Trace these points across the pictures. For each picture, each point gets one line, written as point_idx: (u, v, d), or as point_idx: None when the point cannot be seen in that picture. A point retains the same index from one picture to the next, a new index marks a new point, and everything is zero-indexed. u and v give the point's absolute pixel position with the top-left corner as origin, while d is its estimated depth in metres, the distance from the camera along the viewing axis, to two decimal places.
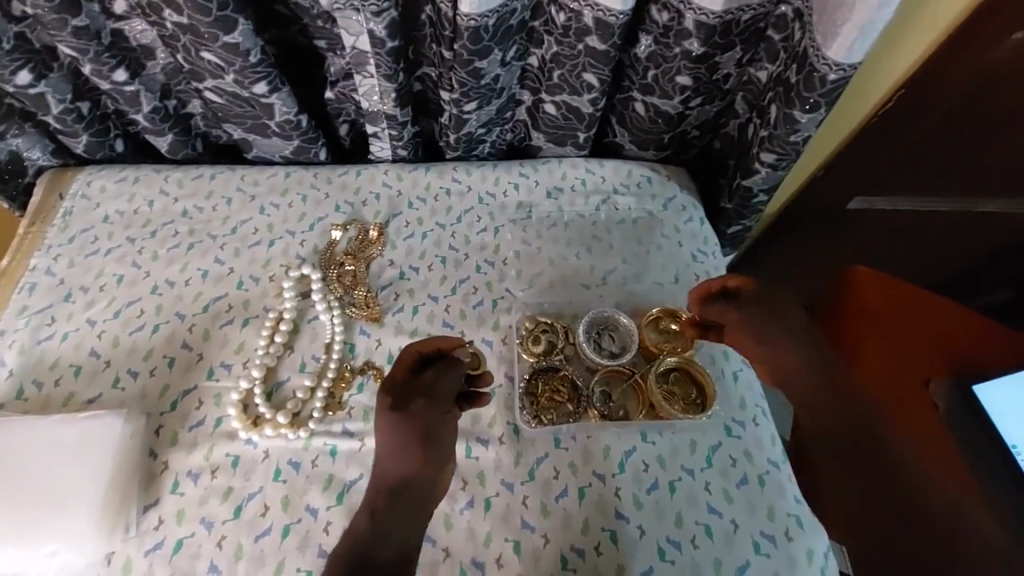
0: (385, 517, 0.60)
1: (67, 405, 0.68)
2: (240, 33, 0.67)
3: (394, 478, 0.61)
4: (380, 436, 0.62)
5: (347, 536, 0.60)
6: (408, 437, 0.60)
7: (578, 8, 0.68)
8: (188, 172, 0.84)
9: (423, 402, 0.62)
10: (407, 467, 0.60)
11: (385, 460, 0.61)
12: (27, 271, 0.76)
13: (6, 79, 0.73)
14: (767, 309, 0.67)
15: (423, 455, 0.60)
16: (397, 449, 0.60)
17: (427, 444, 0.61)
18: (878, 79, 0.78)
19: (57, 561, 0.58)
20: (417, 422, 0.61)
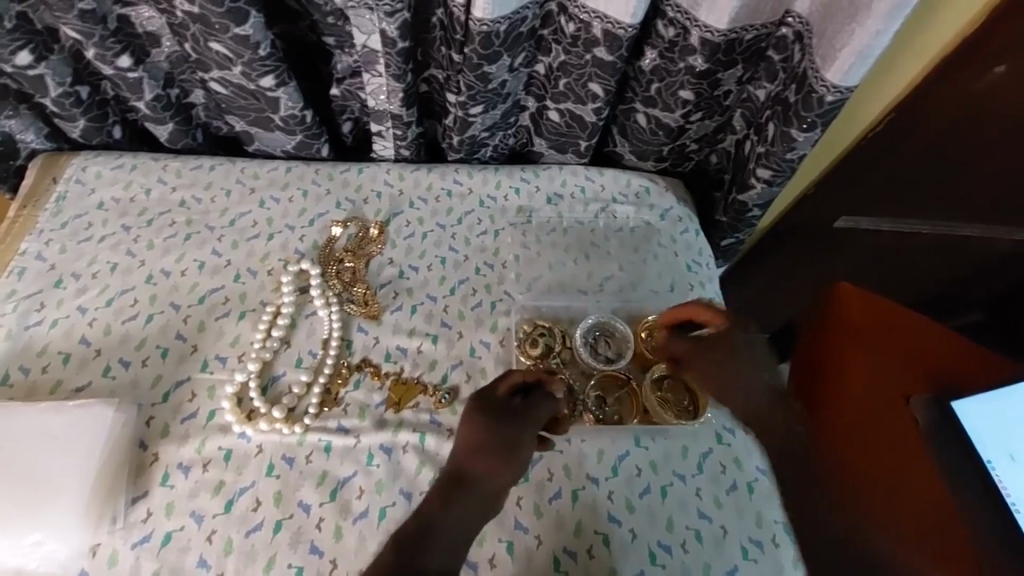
0: (450, 514, 0.55)
1: (54, 393, 0.66)
2: (252, 25, 0.67)
3: (469, 477, 0.57)
4: (466, 436, 0.59)
5: (413, 523, 0.55)
6: (496, 446, 0.58)
7: (587, 18, 0.70)
8: (187, 162, 0.83)
9: (519, 415, 0.60)
10: (486, 472, 0.57)
11: (466, 460, 0.58)
12: (17, 254, 0.75)
13: (4, 58, 0.71)
14: (719, 350, 0.65)
15: (505, 464, 0.58)
16: (485, 451, 0.58)
17: (509, 456, 0.58)
18: (867, 105, 0.82)
19: (38, 553, 0.56)
20: (507, 433, 0.59)
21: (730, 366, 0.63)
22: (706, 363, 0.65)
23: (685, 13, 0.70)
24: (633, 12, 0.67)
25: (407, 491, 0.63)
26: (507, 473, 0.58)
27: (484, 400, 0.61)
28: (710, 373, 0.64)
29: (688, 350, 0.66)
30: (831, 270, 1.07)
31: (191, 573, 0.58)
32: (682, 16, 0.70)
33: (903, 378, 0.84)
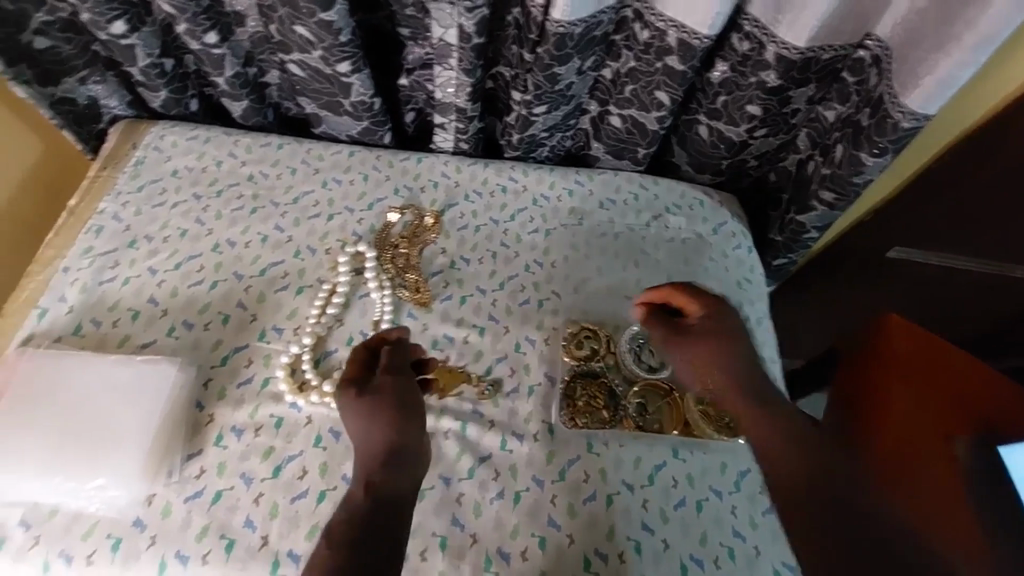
0: (383, 486, 0.54)
1: (122, 347, 0.69)
2: (336, 12, 0.69)
3: (380, 446, 0.56)
4: (355, 416, 0.58)
5: (347, 515, 0.52)
6: (384, 409, 0.58)
7: (663, 27, 0.70)
8: (257, 139, 0.86)
9: (396, 370, 0.62)
10: (388, 435, 0.57)
11: (367, 433, 0.57)
12: (95, 213, 0.79)
13: (101, 26, 0.75)
14: (685, 339, 0.64)
15: (406, 422, 0.58)
16: (382, 415, 0.57)
17: (411, 405, 0.59)
18: (934, 139, 0.80)
19: (100, 497, 0.59)
20: (398, 390, 0.60)
21: (705, 347, 0.63)
22: (700, 349, 0.63)
23: (762, 29, 0.69)
24: (711, 24, 0.67)
25: (446, 475, 0.66)
26: (418, 423, 0.59)
27: (359, 376, 0.61)
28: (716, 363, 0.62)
29: (682, 343, 0.65)
30: (880, 299, 1.05)
31: (238, 532, 0.60)
32: (758, 31, 0.70)
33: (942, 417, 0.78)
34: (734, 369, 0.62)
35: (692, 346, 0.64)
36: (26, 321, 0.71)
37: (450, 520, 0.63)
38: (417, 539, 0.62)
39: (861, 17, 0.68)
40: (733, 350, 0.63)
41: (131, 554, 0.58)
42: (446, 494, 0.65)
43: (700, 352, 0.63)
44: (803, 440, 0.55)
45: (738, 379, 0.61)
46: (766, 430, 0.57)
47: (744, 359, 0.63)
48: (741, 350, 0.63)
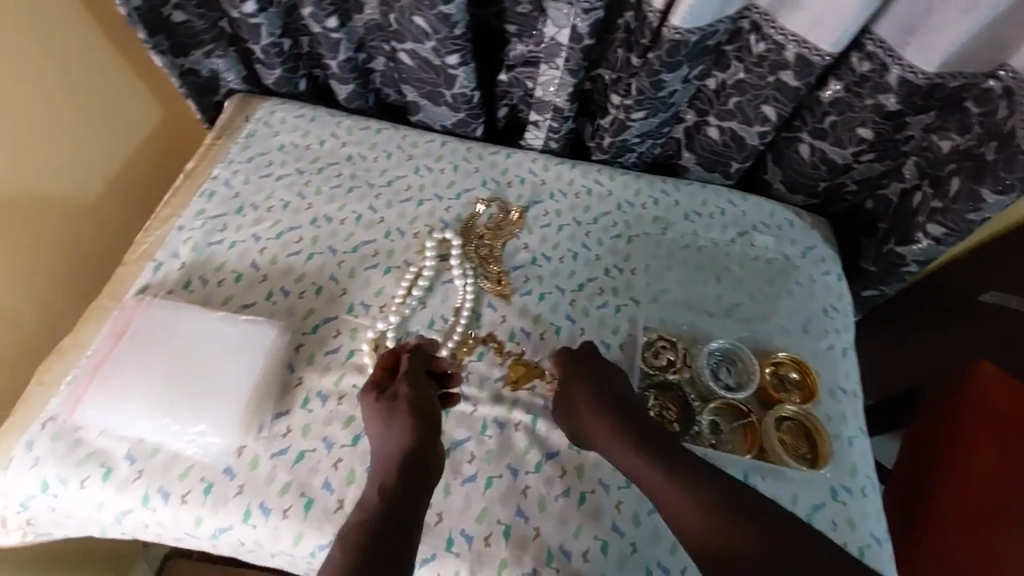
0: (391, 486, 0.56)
1: (224, 305, 0.74)
2: (456, 5, 0.72)
3: (392, 450, 0.60)
4: (376, 425, 0.63)
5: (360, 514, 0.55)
6: (398, 416, 0.62)
7: (782, 40, 0.69)
8: (358, 122, 0.90)
9: (414, 378, 0.66)
10: (401, 439, 0.60)
11: (384, 438, 0.61)
12: (209, 178, 0.84)
13: (235, 4, 0.80)
14: (564, 391, 0.67)
15: (421, 426, 0.61)
16: (397, 421, 0.62)
17: (427, 409, 0.63)
18: None
19: (199, 442, 0.63)
20: (415, 396, 0.64)
21: (580, 394, 0.66)
22: (588, 401, 0.65)
23: (888, 50, 0.67)
24: (836, 41, 0.66)
25: (514, 466, 0.67)
26: (433, 428, 0.62)
27: (378, 384, 0.66)
28: (596, 411, 0.65)
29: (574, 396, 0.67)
30: (970, 344, 0.99)
31: (317, 492, 0.63)
32: (884, 52, 0.67)
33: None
34: (596, 409, 0.65)
35: (566, 397, 0.67)
36: (143, 272, 0.76)
37: (514, 511, 0.64)
38: (482, 524, 0.63)
39: (1001, 44, 0.64)
40: (599, 391, 0.66)
41: (220, 499, 0.62)
42: (513, 484, 0.66)
43: (581, 400, 0.66)
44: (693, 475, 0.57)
45: (598, 415, 0.64)
46: (651, 472, 0.59)
47: (597, 398, 0.65)
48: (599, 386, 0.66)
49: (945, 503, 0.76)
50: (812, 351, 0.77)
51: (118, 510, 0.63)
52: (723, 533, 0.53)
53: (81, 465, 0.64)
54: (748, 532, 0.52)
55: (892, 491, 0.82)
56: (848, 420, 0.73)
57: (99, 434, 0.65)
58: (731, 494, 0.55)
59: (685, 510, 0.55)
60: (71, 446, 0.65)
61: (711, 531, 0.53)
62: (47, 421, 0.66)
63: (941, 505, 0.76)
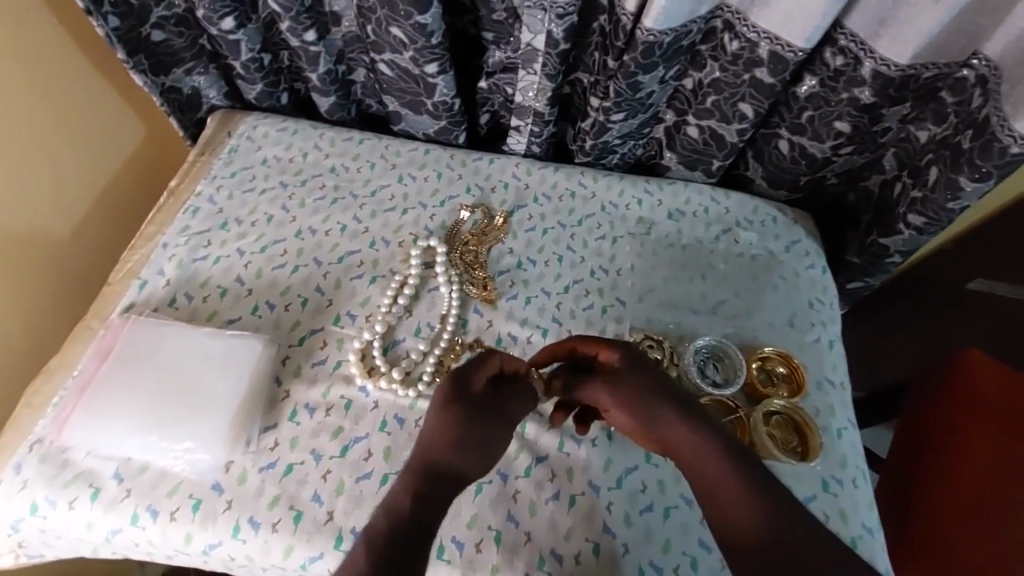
0: (425, 510, 0.52)
1: (210, 320, 0.74)
2: (431, 15, 0.72)
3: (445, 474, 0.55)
4: (438, 431, 0.56)
5: (385, 524, 0.51)
6: (468, 441, 0.56)
7: (755, 38, 0.69)
8: (340, 134, 0.90)
9: (500, 411, 0.59)
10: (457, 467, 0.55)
11: (439, 448, 0.55)
12: (192, 195, 0.84)
13: (213, 22, 0.81)
14: (614, 384, 0.60)
15: (479, 462, 0.56)
16: (468, 454, 0.56)
17: (490, 449, 0.57)
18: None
19: (186, 458, 0.63)
20: (494, 436, 0.58)
21: (632, 390, 0.59)
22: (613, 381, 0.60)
23: (860, 44, 0.67)
24: (808, 37, 0.66)
25: (503, 472, 0.67)
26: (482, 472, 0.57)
27: (466, 396, 0.58)
28: (622, 396, 0.59)
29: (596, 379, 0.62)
30: (959, 332, 0.99)
31: (306, 505, 0.63)
32: (855, 46, 0.68)
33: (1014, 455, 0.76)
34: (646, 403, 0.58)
35: (616, 391, 0.60)
36: (128, 291, 0.76)
37: (505, 516, 0.64)
38: (473, 530, 0.63)
39: (970, 34, 0.64)
40: (652, 383, 0.59)
41: (209, 516, 0.62)
42: (503, 489, 0.66)
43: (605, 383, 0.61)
44: (724, 462, 0.54)
45: (648, 412, 0.58)
46: (685, 455, 0.56)
47: (650, 392, 0.58)
48: (632, 370, 0.60)
49: (940, 490, 0.76)
50: (800, 345, 0.77)
51: (108, 530, 0.63)
52: (751, 521, 0.51)
53: (69, 486, 0.64)
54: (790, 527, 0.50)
55: (884, 478, 0.81)
56: (836, 411, 0.74)
57: (87, 454, 0.65)
58: (777, 492, 0.53)
59: (732, 506, 0.52)
60: (59, 467, 0.64)
61: (755, 526, 0.51)
62: (35, 444, 0.66)
63: (935, 493, 0.76)
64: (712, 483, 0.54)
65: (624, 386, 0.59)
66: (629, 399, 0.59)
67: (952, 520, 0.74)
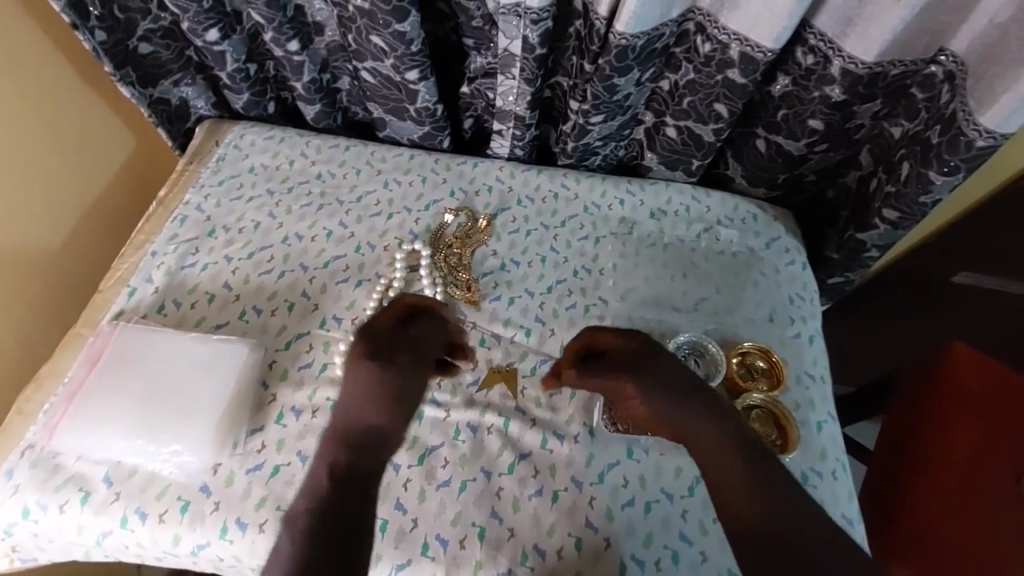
0: (347, 472, 0.58)
1: (198, 326, 0.75)
2: (409, 23, 0.74)
3: (367, 432, 0.60)
4: (353, 387, 0.61)
5: (308, 502, 0.56)
6: (381, 389, 0.61)
7: (726, 40, 0.71)
8: (326, 141, 0.92)
9: (410, 350, 0.65)
10: (376, 417, 0.60)
11: (357, 406, 0.60)
12: (181, 203, 0.86)
13: (198, 34, 0.82)
14: (633, 374, 0.60)
15: (396, 405, 0.61)
16: (381, 400, 0.60)
17: (409, 391, 0.63)
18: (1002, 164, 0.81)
19: (174, 461, 0.64)
20: (405, 376, 0.63)
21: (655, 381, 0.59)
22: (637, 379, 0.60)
23: (829, 43, 0.69)
24: (777, 38, 0.67)
25: (487, 469, 0.68)
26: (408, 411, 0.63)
27: (369, 347, 0.63)
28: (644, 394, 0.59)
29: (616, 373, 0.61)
30: (943, 325, 1.00)
31: None
32: (824, 45, 0.69)
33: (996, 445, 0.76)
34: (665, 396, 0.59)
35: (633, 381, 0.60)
36: (118, 298, 0.78)
37: (488, 513, 0.65)
38: (457, 527, 0.64)
39: (935, 32, 0.66)
40: (675, 383, 0.59)
41: (197, 517, 0.63)
42: (487, 486, 0.67)
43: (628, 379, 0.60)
44: (734, 453, 0.56)
45: (665, 404, 0.59)
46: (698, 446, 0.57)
47: (669, 387, 0.59)
48: (657, 369, 0.60)
49: (926, 484, 0.76)
50: (780, 340, 0.78)
51: (98, 533, 0.64)
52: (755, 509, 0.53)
53: (60, 490, 0.65)
54: (785, 516, 0.53)
55: (870, 474, 0.82)
56: (816, 405, 0.75)
57: (77, 459, 0.66)
58: (780, 483, 0.55)
59: (736, 495, 0.54)
60: (50, 472, 0.66)
61: (756, 512, 0.53)
62: (26, 449, 0.67)
63: (921, 487, 0.76)
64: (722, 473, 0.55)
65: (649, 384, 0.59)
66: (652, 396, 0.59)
67: (937, 515, 0.74)
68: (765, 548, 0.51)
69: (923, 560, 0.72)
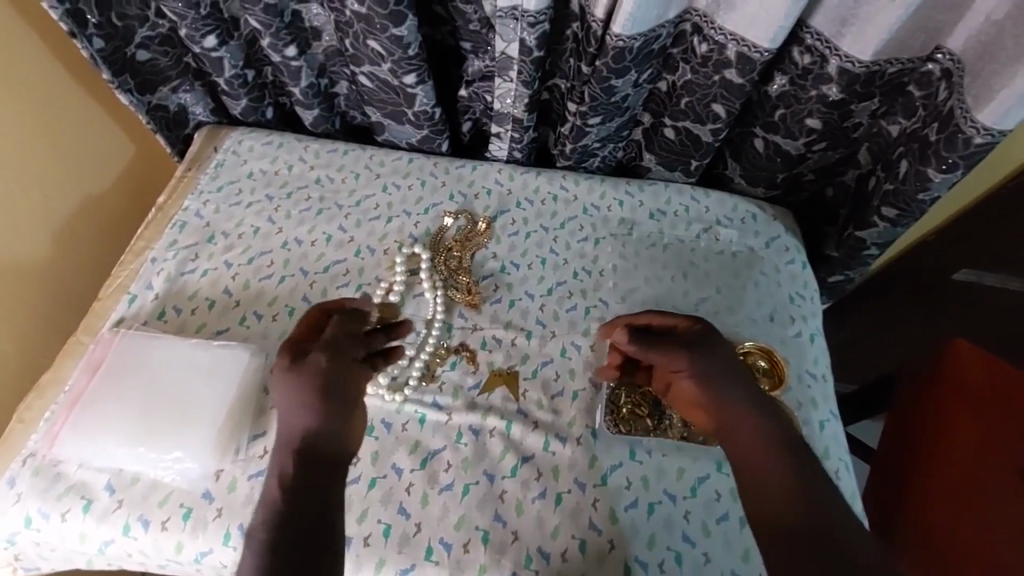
0: (304, 478, 0.52)
1: (199, 332, 0.75)
2: (407, 27, 0.74)
3: (316, 434, 0.54)
4: (289, 393, 0.56)
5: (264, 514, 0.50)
6: (304, 389, 0.56)
7: (723, 40, 0.71)
8: (325, 145, 0.92)
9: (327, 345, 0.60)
10: (308, 417, 0.55)
11: (289, 413, 0.55)
12: (180, 210, 0.86)
13: (196, 41, 0.83)
14: (691, 354, 0.60)
15: (325, 401, 0.56)
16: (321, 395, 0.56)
17: (334, 382, 0.58)
18: (1004, 159, 0.81)
19: (176, 468, 0.64)
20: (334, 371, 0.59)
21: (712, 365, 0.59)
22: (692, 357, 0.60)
23: (825, 42, 0.69)
24: (773, 37, 0.68)
25: (490, 473, 0.68)
26: (342, 402, 0.57)
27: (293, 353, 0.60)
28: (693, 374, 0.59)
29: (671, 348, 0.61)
30: (944, 322, 1.00)
31: None
32: (821, 44, 0.70)
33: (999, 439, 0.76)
34: (719, 379, 0.59)
35: (689, 360, 0.59)
36: (118, 305, 0.78)
37: (492, 516, 0.65)
38: (461, 531, 0.64)
39: (930, 30, 0.66)
40: (724, 370, 0.59)
41: (200, 524, 0.63)
42: (490, 490, 0.67)
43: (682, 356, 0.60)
44: (768, 447, 0.55)
45: (715, 387, 0.58)
46: (734, 436, 0.57)
47: (721, 371, 0.59)
48: (711, 353, 0.60)
49: (929, 481, 0.76)
50: (782, 339, 0.78)
51: (101, 541, 0.64)
52: (782, 505, 0.51)
53: (62, 498, 0.65)
54: (821, 513, 0.51)
55: (875, 472, 0.82)
56: (819, 404, 0.75)
57: (79, 467, 0.66)
58: (813, 484, 0.53)
59: (765, 488, 0.53)
60: (52, 480, 0.65)
61: (784, 508, 0.51)
62: (27, 458, 0.67)
63: (925, 483, 0.76)
64: (753, 464, 0.55)
65: (701, 363, 0.59)
66: (702, 376, 0.59)
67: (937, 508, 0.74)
68: (791, 543, 0.50)
69: (926, 557, 0.72)
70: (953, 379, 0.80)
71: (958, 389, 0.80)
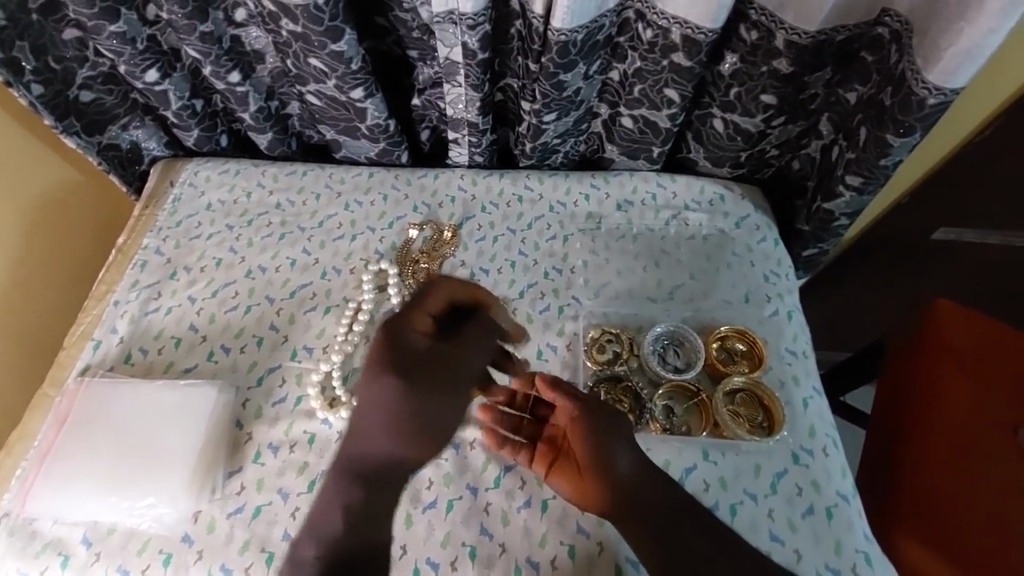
0: (359, 515, 0.55)
1: (167, 372, 0.74)
2: (346, 42, 0.72)
3: (387, 463, 0.55)
4: (370, 411, 0.54)
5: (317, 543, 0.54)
6: (386, 425, 0.54)
7: (666, 24, 0.69)
8: (283, 168, 0.90)
9: (440, 365, 0.56)
10: (383, 455, 0.55)
11: (362, 435, 0.55)
12: (140, 249, 0.84)
13: (137, 76, 0.81)
14: None
15: (403, 432, 0.54)
16: (410, 428, 0.54)
17: (437, 410, 0.55)
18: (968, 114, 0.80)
19: (151, 515, 0.63)
20: (417, 401, 0.54)
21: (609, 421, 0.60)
22: None
23: (770, 17, 0.68)
24: (715, 17, 0.66)
25: (473, 486, 0.67)
26: (436, 418, 0.55)
27: (396, 357, 0.55)
28: None
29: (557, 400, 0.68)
30: (928, 281, 0.99)
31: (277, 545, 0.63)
32: (766, 19, 0.68)
33: (987, 401, 0.75)
34: None
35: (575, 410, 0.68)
36: (83, 353, 0.76)
37: (478, 530, 0.64)
38: (447, 549, 0.63)
39: None
40: None
41: (180, 568, 0.62)
42: (474, 503, 0.66)
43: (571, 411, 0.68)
44: None
45: None
46: None
47: None
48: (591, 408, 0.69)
49: (923, 451, 0.74)
50: (758, 320, 0.77)
51: None
52: None
53: (39, 556, 0.63)
54: None
55: (868, 441, 0.81)
56: (801, 381, 0.74)
57: (53, 522, 0.64)
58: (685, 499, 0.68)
59: None
60: (27, 539, 0.64)
61: None
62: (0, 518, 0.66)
63: (918, 457, 0.74)
64: None
65: None
66: None
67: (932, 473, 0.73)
68: None
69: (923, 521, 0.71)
70: (939, 337, 0.79)
71: (945, 345, 0.79)
